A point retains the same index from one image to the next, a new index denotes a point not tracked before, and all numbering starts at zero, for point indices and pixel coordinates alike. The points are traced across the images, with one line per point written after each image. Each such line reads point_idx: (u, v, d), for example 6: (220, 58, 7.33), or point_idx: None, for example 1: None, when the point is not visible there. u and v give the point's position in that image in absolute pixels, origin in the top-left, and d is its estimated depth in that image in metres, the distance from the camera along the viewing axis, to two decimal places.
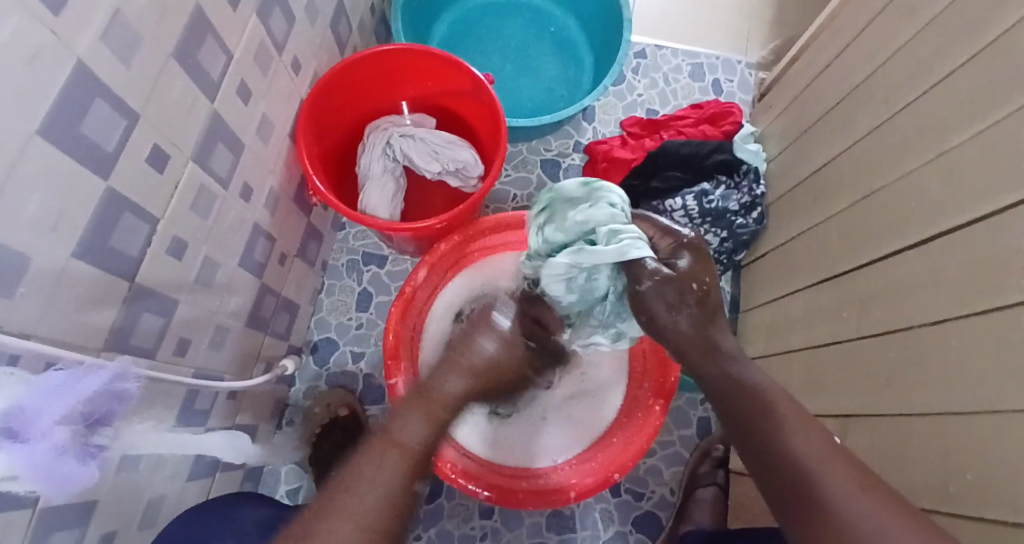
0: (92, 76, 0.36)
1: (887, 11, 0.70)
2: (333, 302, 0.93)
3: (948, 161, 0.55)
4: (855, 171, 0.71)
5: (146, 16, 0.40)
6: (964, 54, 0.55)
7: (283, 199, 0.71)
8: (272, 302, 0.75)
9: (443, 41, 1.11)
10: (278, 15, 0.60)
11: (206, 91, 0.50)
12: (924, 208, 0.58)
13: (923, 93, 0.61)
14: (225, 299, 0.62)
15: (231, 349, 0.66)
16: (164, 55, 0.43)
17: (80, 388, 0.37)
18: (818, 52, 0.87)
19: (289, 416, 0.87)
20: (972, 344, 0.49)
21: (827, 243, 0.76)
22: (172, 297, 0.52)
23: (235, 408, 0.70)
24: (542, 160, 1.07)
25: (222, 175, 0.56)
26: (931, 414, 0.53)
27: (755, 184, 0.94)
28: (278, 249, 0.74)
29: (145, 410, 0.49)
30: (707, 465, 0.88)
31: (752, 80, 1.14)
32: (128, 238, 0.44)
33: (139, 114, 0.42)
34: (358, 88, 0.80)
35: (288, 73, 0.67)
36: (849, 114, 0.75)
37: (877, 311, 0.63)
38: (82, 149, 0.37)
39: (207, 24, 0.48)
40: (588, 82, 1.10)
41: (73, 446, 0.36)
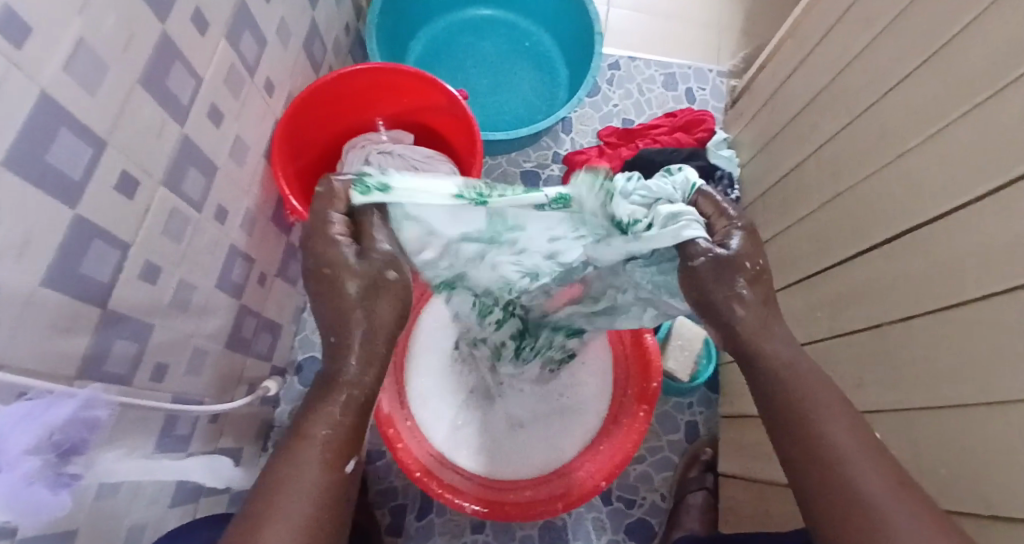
0: (56, 105, 0.37)
1: (846, 18, 0.72)
2: (316, 320, 0.93)
3: (907, 163, 0.57)
4: (822, 173, 0.73)
5: (111, 45, 0.40)
6: (919, 59, 0.57)
7: (260, 219, 0.72)
8: (253, 323, 0.75)
9: (420, 58, 1.13)
10: (249, 38, 0.61)
11: (176, 115, 0.50)
12: (886, 208, 0.59)
13: (882, 96, 0.63)
14: (202, 322, 0.62)
15: (210, 371, 0.65)
16: (130, 81, 0.44)
17: (49, 417, 0.37)
18: (784, 59, 0.90)
19: (274, 438, 0.86)
20: (937, 338, 0.50)
21: (798, 245, 0.78)
22: (146, 321, 0.52)
23: (217, 432, 0.69)
24: (521, 172, 1.08)
25: (195, 198, 0.56)
26: (903, 409, 0.54)
27: (729, 189, 0.96)
28: (257, 270, 0.73)
29: (120, 437, 0.49)
30: (697, 470, 0.88)
31: (725, 88, 1.17)
32: (98, 265, 0.44)
33: (106, 141, 0.42)
34: (333, 106, 0.80)
35: (262, 95, 0.67)
36: (814, 119, 0.77)
37: (848, 310, 0.64)
38: (47, 177, 0.37)
39: (174, 50, 0.48)
40: (564, 94, 1.12)
41: (44, 476, 0.36)
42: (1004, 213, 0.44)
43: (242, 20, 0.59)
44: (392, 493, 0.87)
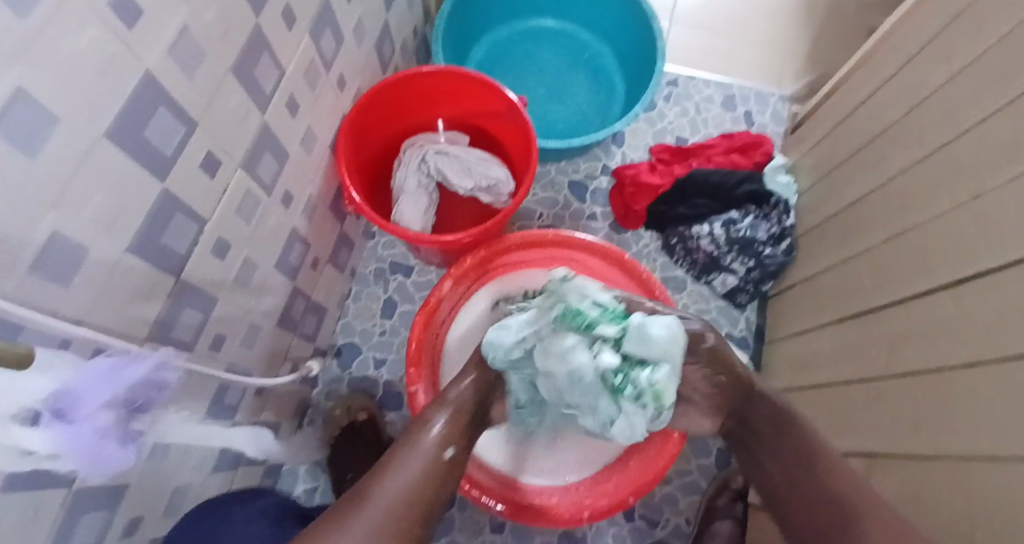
0: (158, 86, 0.39)
1: (925, 51, 0.70)
2: (359, 309, 0.95)
3: (979, 206, 0.55)
4: (886, 208, 0.71)
5: (210, 33, 0.43)
6: (1003, 98, 0.55)
7: (320, 206, 0.74)
8: (302, 305, 0.78)
9: (480, 63, 1.15)
10: (329, 34, 0.64)
11: (258, 103, 0.53)
12: (957, 251, 0.57)
13: (958, 135, 0.60)
14: (260, 299, 0.65)
15: (261, 347, 0.68)
16: (222, 69, 0.46)
17: (124, 375, 0.40)
18: (853, 88, 0.87)
19: (310, 416, 0.89)
20: (1003, 391, 0.48)
21: (856, 279, 0.75)
22: (212, 294, 0.54)
23: (261, 406, 0.72)
24: (570, 181, 1.08)
25: (266, 182, 0.59)
26: (958, 459, 0.51)
27: (784, 215, 0.94)
28: (312, 254, 0.76)
29: (181, 401, 0.52)
30: (725, 498, 0.86)
31: (785, 113, 1.14)
32: (177, 237, 0.47)
33: (197, 122, 0.45)
34: (396, 104, 0.83)
35: (334, 89, 0.70)
36: (882, 152, 0.75)
37: (906, 351, 0.62)
38: (143, 152, 0.40)
39: (264, 42, 0.51)
40: (620, 108, 1.12)
41: (116, 431, 0.39)
42: None
43: (325, 17, 0.61)
44: None
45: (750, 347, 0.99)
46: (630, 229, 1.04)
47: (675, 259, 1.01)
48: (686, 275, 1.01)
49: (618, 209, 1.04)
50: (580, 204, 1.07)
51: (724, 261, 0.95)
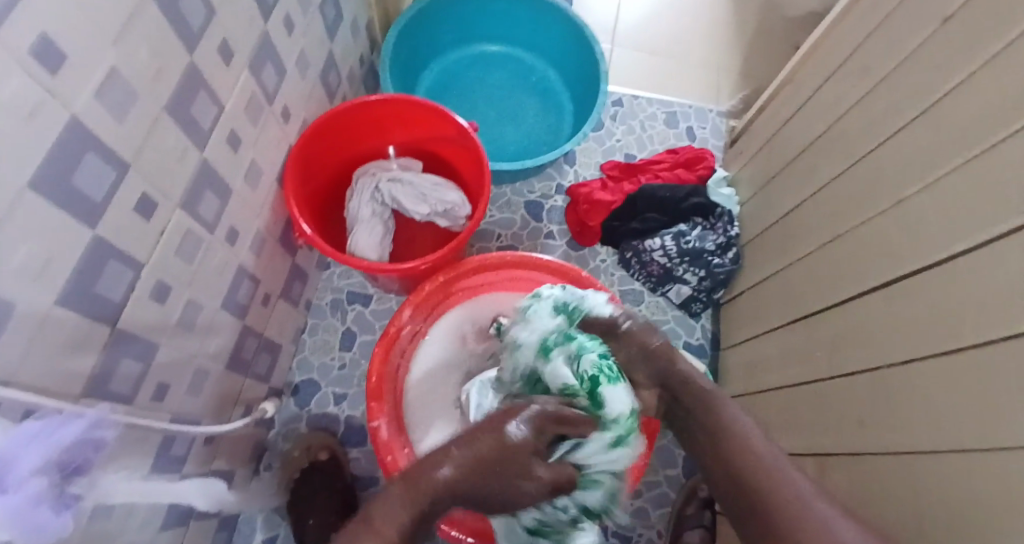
0: (86, 131, 0.38)
1: (844, 68, 0.76)
2: (315, 342, 0.93)
3: (907, 208, 0.59)
4: (820, 216, 0.75)
5: (141, 73, 0.42)
6: (915, 109, 0.60)
7: (269, 241, 0.73)
8: (254, 343, 0.75)
9: (430, 90, 1.16)
10: (270, 68, 0.63)
11: (197, 141, 0.52)
12: (885, 253, 0.61)
13: (881, 144, 0.65)
14: (207, 341, 0.62)
15: (210, 391, 0.65)
16: (157, 108, 0.45)
17: (60, 434, 0.38)
18: (783, 104, 0.93)
19: (267, 461, 0.85)
20: (937, 383, 0.51)
21: (798, 285, 0.79)
22: (154, 340, 0.52)
23: (212, 453, 0.68)
24: (525, 202, 1.10)
25: (209, 220, 0.57)
26: (903, 452, 0.54)
27: (729, 226, 0.98)
28: (262, 290, 0.74)
29: (120, 457, 0.49)
30: (694, 506, 0.87)
31: (724, 127, 1.20)
32: (112, 284, 0.44)
33: (130, 165, 0.43)
34: (347, 133, 0.82)
35: (278, 122, 0.69)
36: (814, 163, 0.79)
37: (847, 352, 0.65)
38: (71, 199, 0.38)
39: (200, 79, 0.50)
40: (569, 128, 1.15)
41: (50, 497, 0.36)
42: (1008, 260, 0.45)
43: (265, 51, 0.61)
44: None
45: (707, 355, 1.02)
46: (586, 246, 1.06)
47: (631, 273, 1.03)
48: (643, 288, 1.04)
49: (573, 227, 1.05)
50: (536, 224, 1.09)
51: (678, 273, 0.98)
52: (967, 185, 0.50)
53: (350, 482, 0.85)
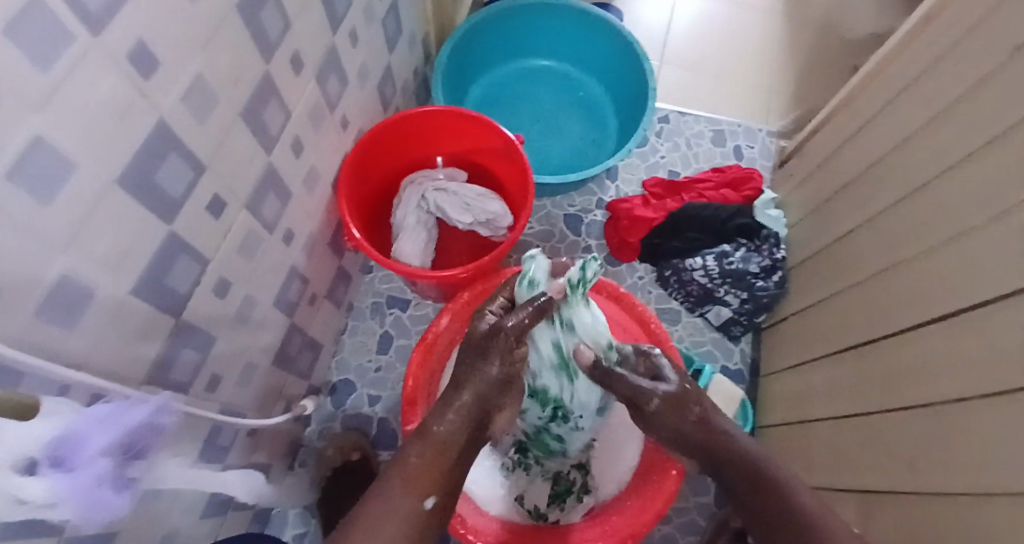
0: (169, 132, 0.40)
1: (908, 93, 0.74)
2: (355, 343, 0.95)
3: (970, 241, 0.56)
4: (875, 243, 0.73)
5: (222, 80, 0.44)
6: (984, 138, 0.58)
7: (320, 243, 0.75)
8: (299, 341, 0.77)
9: (477, 102, 1.18)
10: (334, 78, 0.65)
11: (265, 145, 0.54)
12: (946, 286, 0.59)
13: (945, 173, 0.62)
14: (258, 337, 0.64)
15: (256, 386, 0.67)
16: (233, 113, 0.47)
17: (126, 419, 0.39)
18: (838, 127, 0.91)
19: (301, 458, 0.87)
20: (998, 425, 0.48)
21: (848, 314, 0.76)
22: (211, 333, 0.54)
23: (253, 446, 0.71)
24: (565, 215, 1.10)
25: (269, 220, 0.59)
26: (956, 495, 0.51)
27: (775, 248, 0.96)
28: (310, 291, 0.76)
29: (175, 443, 0.51)
30: (726, 538, 0.84)
31: (774, 148, 1.18)
32: (180, 277, 0.47)
33: (205, 166, 0.46)
34: (398, 141, 0.85)
35: (337, 129, 0.71)
36: (870, 189, 0.77)
37: (899, 386, 0.63)
38: (152, 196, 0.40)
39: (272, 87, 0.52)
40: (613, 144, 1.15)
41: (113, 477, 0.37)
42: None
43: (330, 61, 0.63)
44: None
45: (746, 380, 0.99)
46: (625, 262, 1.05)
47: (669, 292, 1.02)
48: (680, 308, 1.02)
49: (613, 242, 1.05)
50: (575, 238, 1.09)
51: (717, 294, 0.97)
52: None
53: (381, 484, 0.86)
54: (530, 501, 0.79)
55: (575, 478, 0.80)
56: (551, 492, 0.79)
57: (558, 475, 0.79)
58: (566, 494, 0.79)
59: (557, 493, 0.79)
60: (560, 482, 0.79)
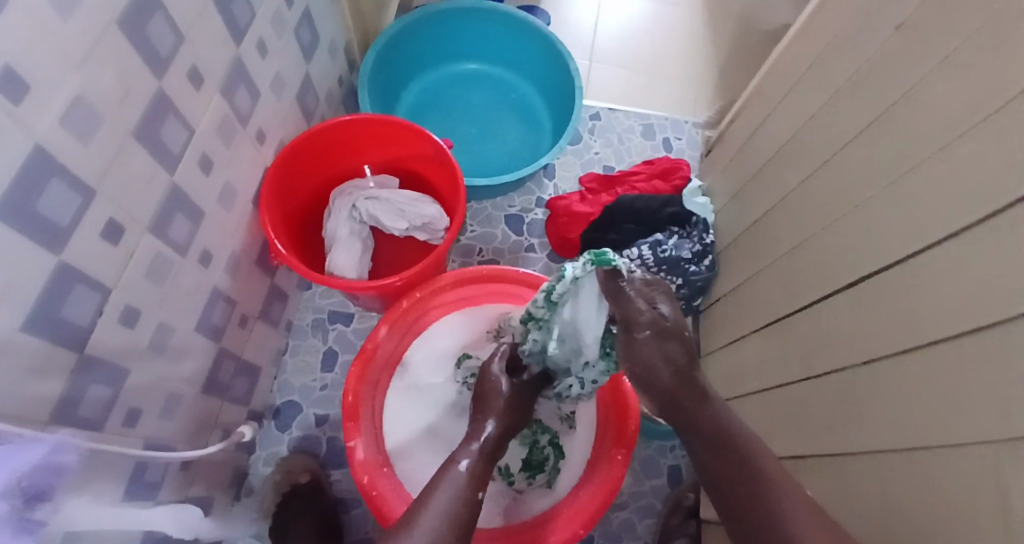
0: (50, 157, 0.38)
1: (805, 78, 0.78)
2: (297, 363, 0.92)
3: (865, 212, 0.60)
4: (788, 222, 0.77)
5: (107, 99, 0.43)
6: (870, 115, 0.62)
7: (245, 261, 0.73)
8: (231, 365, 0.75)
9: (409, 111, 1.18)
10: (243, 91, 0.64)
11: (167, 164, 0.52)
12: (848, 257, 0.62)
13: (840, 151, 0.67)
14: (180, 365, 0.62)
15: (185, 416, 0.65)
16: (124, 133, 0.45)
17: (21, 459, 0.37)
18: (752, 113, 0.95)
19: (248, 485, 0.84)
20: (906, 379, 0.51)
21: (768, 290, 0.80)
22: (122, 365, 0.52)
23: (188, 479, 0.67)
24: (505, 216, 1.11)
25: (180, 243, 0.57)
26: (871, 451, 0.55)
27: (705, 234, 0.99)
28: (239, 312, 0.74)
29: (86, 485, 0.48)
30: (679, 517, 0.86)
31: (700, 138, 1.22)
32: (78, 308, 0.44)
33: (95, 190, 0.44)
34: (323, 154, 0.83)
35: (253, 144, 0.70)
36: (780, 170, 0.81)
37: (816, 355, 0.66)
38: (36, 225, 0.38)
39: (169, 104, 0.51)
40: (548, 142, 1.16)
41: (13, 521, 0.35)
42: (963, 258, 0.46)
43: (237, 75, 0.62)
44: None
45: None
46: (566, 257, 1.07)
47: None
48: None
49: (553, 239, 1.06)
50: (517, 238, 1.09)
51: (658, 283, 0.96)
52: (933, 179, 0.51)
53: (332, 504, 0.84)
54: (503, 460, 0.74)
55: (550, 453, 0.74)
56: (525, 461, 0.74)
57: (534, 444, 0.73)
58: (538, 470, 0.74)
59: (533, 467, 0.73)
60: (535, 454, 0.74)
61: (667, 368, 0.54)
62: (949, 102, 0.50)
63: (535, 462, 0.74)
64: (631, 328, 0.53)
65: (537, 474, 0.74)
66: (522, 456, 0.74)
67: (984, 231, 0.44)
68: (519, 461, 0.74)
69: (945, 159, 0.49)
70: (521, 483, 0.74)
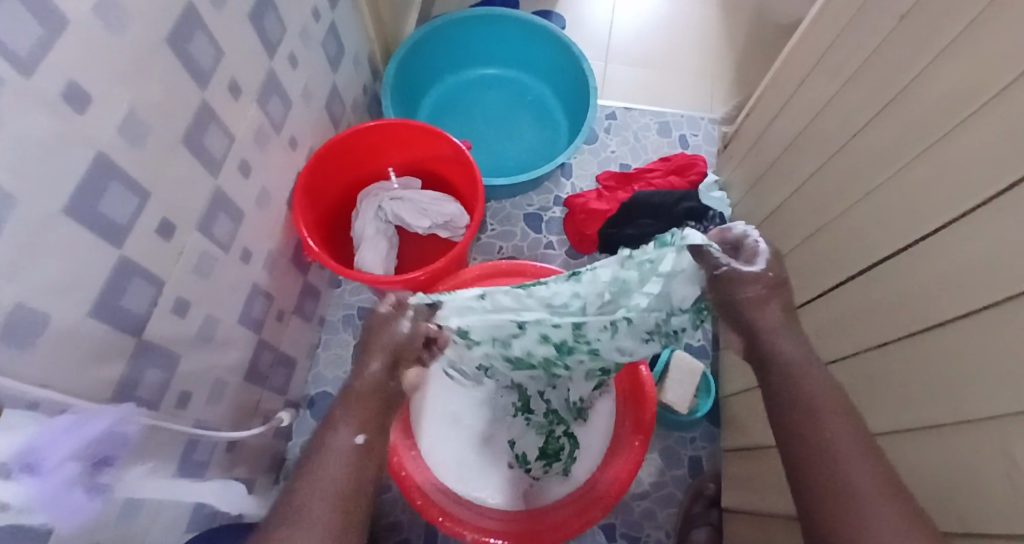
0: (110, 162, 0.43)
1: (817, 69, 0.79)
2: (329, 356, 0.97)
3: (876, 198, 0.61)
4: (804, 210, 0.78)
5: (157, 109, 0.47)
6: (880, 102, 0.63)
7: (280, 259, 0.78)
8: (269, 357, 0.80)
9: (431, 115, 1.22)
10: (276, 101, 0.69)
11: (210, 168, 0.57)
12: (862, 242, 0.63)
13: (851, 139, 0.68)
14: (224, 354, 0.67)
15: (229, 402, 0.70)
16: (172, 140, 0.50)
17: (89, 427, 0.41)
18: (766, 106, 0.96)
19: (286, 471, 0.89)
20: (916, 358, 0.52)
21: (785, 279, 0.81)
22: (174, 352, 0.57)
23: (232, 461, 0.73)
24: (525, 214, 1.14)
25: (223, 241, 0.62)
26: (884, 433, 0.56)
27: (721, 227, 1.00)
28: (275, 307, 0.79)
29: (145, 460, 0.53)
30: (699, 506, 0.88)
31: (716, 134, 1.23)
32: (135, 299, 0.49)
33: (149, 192, 0.48)
34: (351, 158, 0.88)
35: (286, 149, 0.75)
36: (795, 161, 0.82)
37: (830, 340, 0.67)
38: (99, 223, 0.43)
39: (211, 113, 0.55)
40: (565, 141, 1.19)
41: (84, 483, 0.39)
42: (972, 238, 0.47)
43: (271, 85, 0.67)
44: (397, 529, 0.88)
45: (709, 355, 1.02)
46: (585, 253, 1.09)
47: None
48: None
49: (571, 236, 1.09)
50: (537, 235, 1.13)
51: None
52: (943, 161, 0.51)
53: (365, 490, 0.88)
54: (519, 447, 0.78)
55: (565, 444, 0.77)
56: (541, 449, 0.77)
57: (550, 433, 0.77)
58: (554, 458, 0.77)
59: (549, 455, 0.77)
60: (550, 443, 0.77)
61: (764, 317, 0.48)
62: (955, 86, 0.51)
63: (552, 451, 0.77)
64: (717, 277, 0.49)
65: (552, 463, 0.77)
66: (539, 444, 0.77)
67: (994, 209, 0.44)
68: (535, 450, 0.77)
69: (952, 142, 0.50)
70: (537, 471, 0.76)
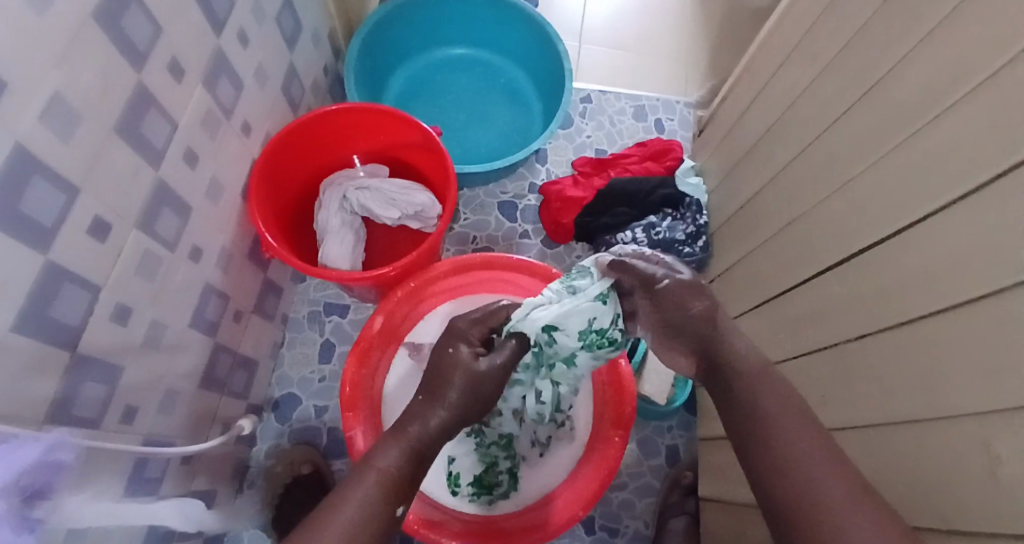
0: (31, 156, 0.38)
1: (795, 54, 0.77)
2: (294, 356, 0.92)
3: (855, 187, 0.60)
4: (781, 199, 0.76)
5: (86, 95, 0.42)
6: (860, 89, 0.61)
7: (236, 256, 0.72)
8: (228, 360, 0.75)
9: (398, 98, 1.16)
10: (226, 83, 0.63)
11: (151, 159, 0.51)
12: (842, 231, 0.62)
13: (831, 126, 0.66)
14: (176, 362, 0.62)
15: (183, 412, 0.65)
16: (105, 129, 0.45)
17: (20, 457, 0.37)
18: (742, 91, 0.94)
19: (250, 478, 0.85)
20: (894, 351, 0.52)
21: (763, 270, 0.80)
22: (116, 363, 0.51)
23: (191, 473, 0.68)
24: (498, 203, 1.10)
25: (169, 239, 0.57)
26: (863, 425, 0.55)
27: (698, 214, 0.99)
28: (232, 307, 0.74)
29: (87, 484, 0.48)
30: (677, 494, 0.88)
31: (692, 119, 1.21)
32: (69, 308, 0.44)
33: (79, 188, 0.43)
34: (312, 144, 0.83)
35: (238, 136, 0.69)
36: (771, 148, 0.81)
37: (808, 332, 0.67)
38: (21, 225, 0.38)
39: (150, 98, 0.50)
40: (538, 126, 1.15)
41: (12, 521, 0.34)
42: (952, 231, 0.46)
43: (219, 66, 0.61)
44: None
45: None
46: (561, 243, 1.07)
47: None
48: None
49: (546, 225, 1.05)
50: (511, 225, 1.09)
51: None
52: (924, 149, 0.50)
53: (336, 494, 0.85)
54: (456, 466, 0.75)
55: (503, 479, 0.74)
56: (477, 476, 0.75)
57: (493, 464, 0.74)
58: (486, 491, 0.74)
59: (482, 486, 0.74)
60: (489, 473, 0.74)
61: (697, 304, 0.54)
62: (935, 73, 0.50)
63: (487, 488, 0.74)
64: (649, 283, 0.56)
65: (481, 494, 0.74)
66: (476, 472, 0.75)
67: (978, 201, 0.43)
68: (471, 475, 0.75)
69: (931, 134, 0.49)
70: (463, 496, 0.74)
